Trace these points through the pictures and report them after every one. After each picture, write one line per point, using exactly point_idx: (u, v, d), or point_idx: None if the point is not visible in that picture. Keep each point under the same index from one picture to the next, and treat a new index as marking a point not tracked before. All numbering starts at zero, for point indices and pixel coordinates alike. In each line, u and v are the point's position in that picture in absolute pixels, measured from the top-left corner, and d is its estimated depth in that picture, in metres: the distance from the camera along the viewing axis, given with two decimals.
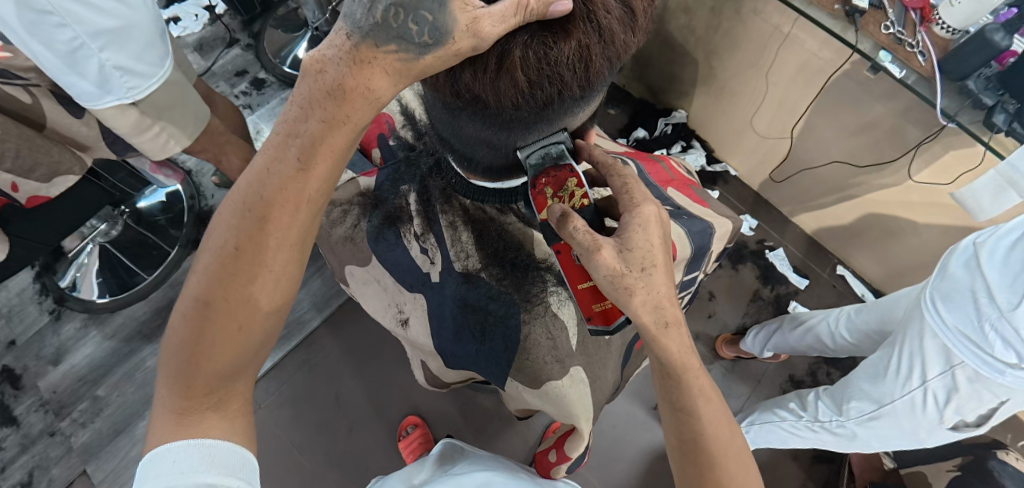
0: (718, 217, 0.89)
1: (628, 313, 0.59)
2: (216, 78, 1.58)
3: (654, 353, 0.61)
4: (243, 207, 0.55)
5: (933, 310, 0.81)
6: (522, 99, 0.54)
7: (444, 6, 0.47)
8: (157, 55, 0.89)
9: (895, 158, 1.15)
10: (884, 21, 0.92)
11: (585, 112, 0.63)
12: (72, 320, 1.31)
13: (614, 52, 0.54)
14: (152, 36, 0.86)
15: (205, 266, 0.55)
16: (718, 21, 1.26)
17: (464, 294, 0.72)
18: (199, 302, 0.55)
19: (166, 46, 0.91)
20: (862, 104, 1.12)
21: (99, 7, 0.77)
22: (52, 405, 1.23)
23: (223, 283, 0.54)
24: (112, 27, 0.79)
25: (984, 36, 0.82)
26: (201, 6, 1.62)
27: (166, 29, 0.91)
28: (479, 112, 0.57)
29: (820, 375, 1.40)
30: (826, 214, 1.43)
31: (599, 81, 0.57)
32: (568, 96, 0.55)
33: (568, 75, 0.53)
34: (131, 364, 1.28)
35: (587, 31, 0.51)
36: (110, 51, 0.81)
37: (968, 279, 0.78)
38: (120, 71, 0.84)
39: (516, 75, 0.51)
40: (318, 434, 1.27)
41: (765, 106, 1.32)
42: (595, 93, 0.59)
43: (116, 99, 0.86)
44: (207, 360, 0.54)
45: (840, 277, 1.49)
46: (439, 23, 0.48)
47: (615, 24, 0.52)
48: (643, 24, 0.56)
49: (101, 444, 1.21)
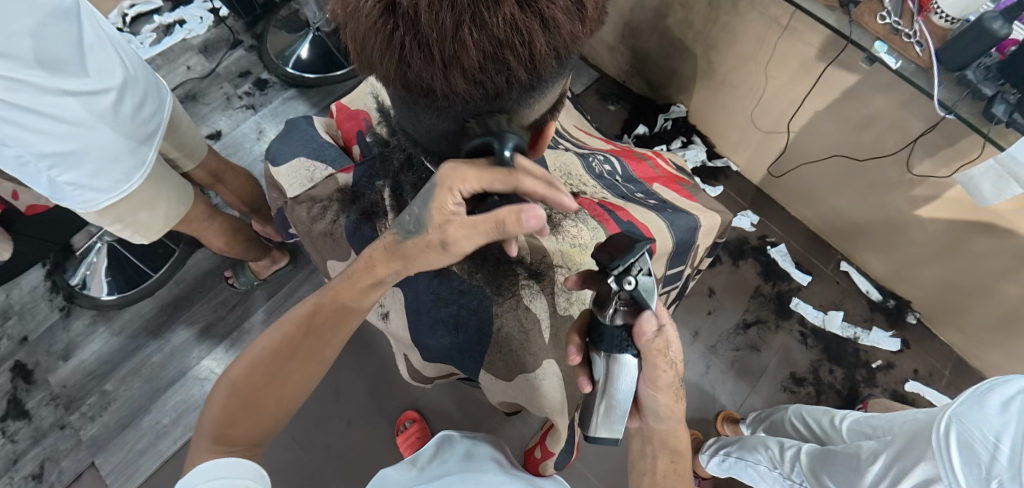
0: (706, 211, 0.88)
1: (666, 425, 0.67)
2: (219, 80, 1.61)
3: (667, 451, 0.69)
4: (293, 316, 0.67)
5: (943, 430, 0.76)
6: (473, 90, 0.53)
7: (430, 206, 0.59)
8: (122, 171, 0.89)
9: (897, 151, 1.12)
10: (880, 11, 0.91)
11: (545, 103, 0.61)
12: (81, 317, 1.34)
13: (562, 42, 0.52)
14: (117, 154, 0.87)
15: (262, 350, 0.66)
16: (715, 15, 1.25)
17: (436, 288, 0.70)
18: (242, 377, 0.65)
19: (140, 159, 0.92)
20: (863, 97, 1.10)
21: (48, 131, 0.78)
22: (62, 399, 1.27)
23: (266, 369, 0.65)
24: (63, 149, 0.81)
25: (983, 24, 0.80)
26: (206, 9, 1.66)
27: (138, 143, 0.91)
28: (431, 104, 0.56)
29: (822, 372, 1.38)
30: (829, 209, 1.40)
31: (551, 71, 0.55)
32: (518, 84, 0.54)
33: (514, 61, 0.51)
34: (138, 359, 1.32)
35: (528, 18, 0.49)
36: (62, 170, 0.83)
37: (998, 426, 0.72)
38: (73, 186, 0.85)
39: (465, 67, 0.51)
40: (317, 428, 1.29)
41: (765, 100, 1.30)
42: (550, 85, 0.57)
43: (69, 204, 0.88)
44: None
45: (844, 273, 1.46)
46: (423, 218, 0.60)
47: (559, 14, 0.50)
48: (593, 13, 0.54)
49: (107, 437, 1.24)
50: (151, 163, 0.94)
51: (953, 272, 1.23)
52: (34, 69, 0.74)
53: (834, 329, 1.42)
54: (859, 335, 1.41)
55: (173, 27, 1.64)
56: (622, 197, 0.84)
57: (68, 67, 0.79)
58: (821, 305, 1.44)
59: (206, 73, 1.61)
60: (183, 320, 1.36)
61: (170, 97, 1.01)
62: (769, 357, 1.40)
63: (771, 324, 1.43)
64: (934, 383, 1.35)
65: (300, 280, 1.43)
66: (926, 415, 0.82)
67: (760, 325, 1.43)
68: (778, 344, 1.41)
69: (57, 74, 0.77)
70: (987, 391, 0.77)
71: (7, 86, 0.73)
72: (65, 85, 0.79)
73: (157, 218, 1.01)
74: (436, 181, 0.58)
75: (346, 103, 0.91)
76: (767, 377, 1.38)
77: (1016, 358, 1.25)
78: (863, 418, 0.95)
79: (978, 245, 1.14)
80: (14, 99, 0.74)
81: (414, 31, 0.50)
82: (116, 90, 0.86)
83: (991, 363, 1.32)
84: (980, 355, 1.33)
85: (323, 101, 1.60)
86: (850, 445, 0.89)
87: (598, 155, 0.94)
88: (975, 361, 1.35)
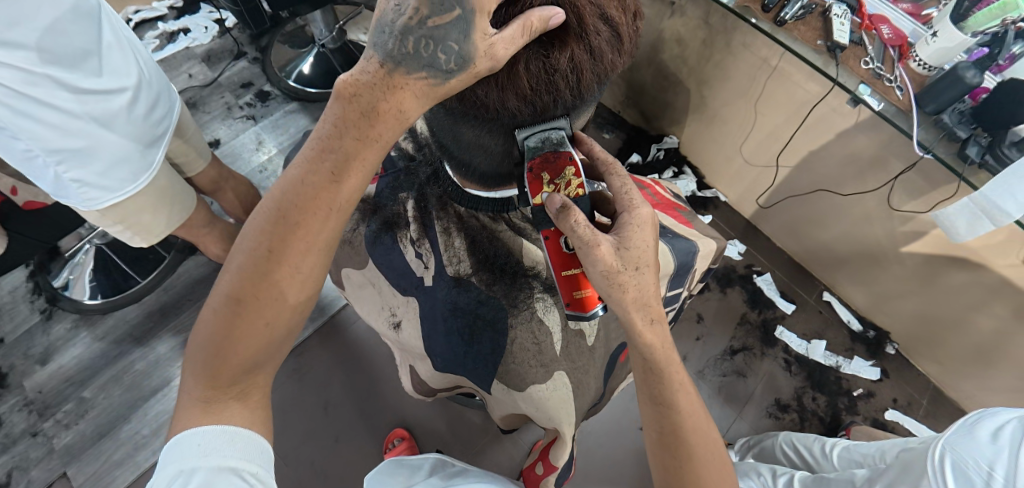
0: (702, 236, 0.92)
1: (616, 307, 0.60)
2: (221, 89, 1.62)
3: (651, 389, 0.61)
4: (268, 218, 0.54)
5: (937, 457, 0.78)
6: (522, 108, 0.56)
7: (467, 35, 0.49)
8: (129, 170, 0.89)
9: (877, 188, 1.19)
10: (863, 57, 0.99)
11: (575, 125, 0.64)
12: (63, 320, 1.31)
13: (602, 72, 0.56)
14: (125, 154, 0.87)
15: (233, 266, 0.55)
16: (709, 53, 1.32)
17: (455, 298, 0.72)
18: (230, 299, 0.54)
19: (148, 160, 0.92)
20: (846, 135, 1.17)
21: (60, 127, 0.78)
22: (36, 405, 1.22)
23: (253, 277, 0.54)
24: (74, 146, 0.81)
25: (957, 73, 0.88)
26: (212, 19, 1.69)
27: (146, 144, 0.91)
28: (479, 120, 0.58)
29: (805, 399, 1.42)
30: (813, 241, 1.47)
31: (590, 95, 0.59)
32: (561, 104, 0.57)
33: (563, 85, 0.54)
34: (120, 366, 1.28)
35: (579, 47, 0.53)
36: (70, 166, 0.82)
37: (991, 454, 0.73)
38: (78, 184, 0.85)
39: (520, 85, 0.53)
40: (303, 443, 1.26)
41: (754, 135, 1.37)
42: (585, 106, 0.61)
43: (72, 201, 0.87)
44: (234, 351, 0.55)
45: (826, 303, 1.52)
46: (464, 51, 0.50)
47: (605, 45, 0.54)
48: (627, 48, 0.58)
49: (82, 447, 1.20)
50: (158, 165, 0.94)
51: (929, 304, 1.29)
52: (52, 65, 0.75)
53: (817, 357, 1.46)
54: (841, 363, 1.45)
55: (177, 34, 1.67)
56: None
57: (85, 65, 0.79)
58: (805, 334, 1.49)
59: (208, 82, 1.62)
60: (169, 328, 1.33)
61: (179, 101, 1.01)
62: (754, 384, 1.43)
63: (757, 352, 1.47)
64: (912, 412, 1.39)
65: None
66: (922, 444, 0.84)
67: (746, 352, 1.47)
68: (764, 371, 1.44)
69: (73, 71, 0.78)
70: (974, 419, 0.80)
71: (27, 80, 0.73)
72: (82, 82, 0.79)
73: (158, 221, 1.00)
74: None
75: None
76: (753, 403, 1.41)
77: (991, 389, 1.30)
78: (854, 446, 0.98)
79: (952, 279, 1.20)
80: (34, 92, 0.74)
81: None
82: (130, 90, 0.87)
83: (967, 395, 1.37)
84: (957, 386, 1.38)
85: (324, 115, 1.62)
86: (843, 473, 0.92)
87: None
88: (952, 392, 1.40)
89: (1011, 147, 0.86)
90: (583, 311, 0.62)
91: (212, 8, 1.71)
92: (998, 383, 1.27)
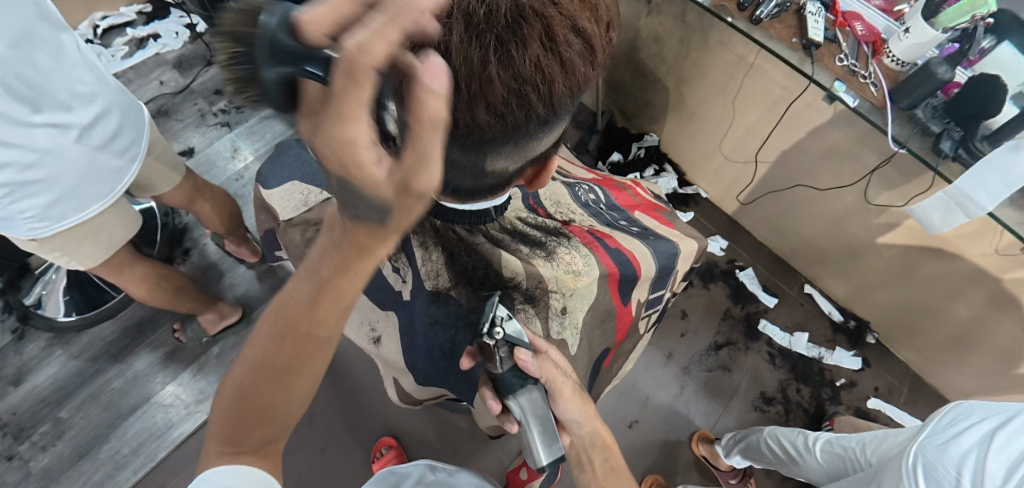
0: (683, 238, 0.92)
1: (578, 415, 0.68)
2: (194, 96, 1.58)
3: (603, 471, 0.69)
4: (279, 316, 0.51)
5: (911, 461, 0.79)
6: (493, 122, 0.52)
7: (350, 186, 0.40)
8: (81, 202, 0.83)
9: (854, 182, 1.21)
10: (838, 54, 0.99)
11: (548, 139, 0.61)
12: (36, 340, 1.28)
13: (574, 84, 0.53)
14: (79, 187, 0.81)
15: (251, 352, 0.53)
16: (687, 51, 1.32)
17: (434, 313, 0.71)
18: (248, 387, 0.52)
19: (103, 192, 0.86)
20: (824, 132, 1.18)
21: (13, 160, 0.71)
22: (11, 427, 1.19)
23: (272, 374, 0.52)
24: (25, 177, 0.74)
25: (929, 69, 0.88)
26: (182, 24, 1.65)
27: (103, 176, 0.85)
28: (448, 134, 0.54)
29: (790, 391, 1.43)
30: (789, 234, 1.49)
31: (563, 108, 0.56)
32: (533, 119, 0.54)
33: (534, 96, 0.51)
34: (97, 384, 1.25)
35: (547, 54, 0.50)
36: (19, 199, 0.75)
37: (960, 459, 0.74)
38: (27, 216, 0.77)
39: (489, 97, 0.50)
40: (288, 456, 1.24)
41: (732, 131, 1.38)
42: (559, 118, 0.58)
43: (14, 230, 0.79)
44: (253, 435, 0.52)
45: (808, 296, 1.54)
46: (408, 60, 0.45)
47: (576, 57, 0.51)
48: (602, 58, 0.55)
49: (61, 469, 1.17)
50: (116, 196, 0.89)
51: (906, 294, 1.32)
52: (12, 96, 0.68)
53: (800, 350, 1.48)
54: (823, 355, 1.47)
55: (146, 40, 1.63)
56: (611, 226, 0.86)
57: (49, 94, 0.73)
58: (787, 327, 1.51)
59: (180, 88, 1.58)
60: (147, 344, 1.30)
61: (150, 125, 0.95)
62: (739, 378, 1.44)
63: (741, 346, 1.48)
64: (893, 400, 1.42)
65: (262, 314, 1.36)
66: (899, 446, 0.85)
67: (730, 346, 1.48)
68: (748, 365, 1.46)
69: (35, 101, 0.71)
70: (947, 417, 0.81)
71: None
72: (40, 115, 0.72)
73: (99, 251, 0.91)
74: (325, 150, 0.38)
75: None
76: (738, 397, 1.42)
77: (968, 375, 1.33)
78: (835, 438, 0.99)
79: (929, 269, 1.22)
80: None
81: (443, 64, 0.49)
82: (94, 120, 0.81)
83: (945, 381, 1.39)
84: (935, 373, 1.40)
85: None
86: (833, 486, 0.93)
87: (583, 185, 0.94)
88: (931, 378, 1.42)
89: (983, 142, 0.88)
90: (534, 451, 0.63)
91: (182, 13, 1.67)
92: (975, 369, 1.30)
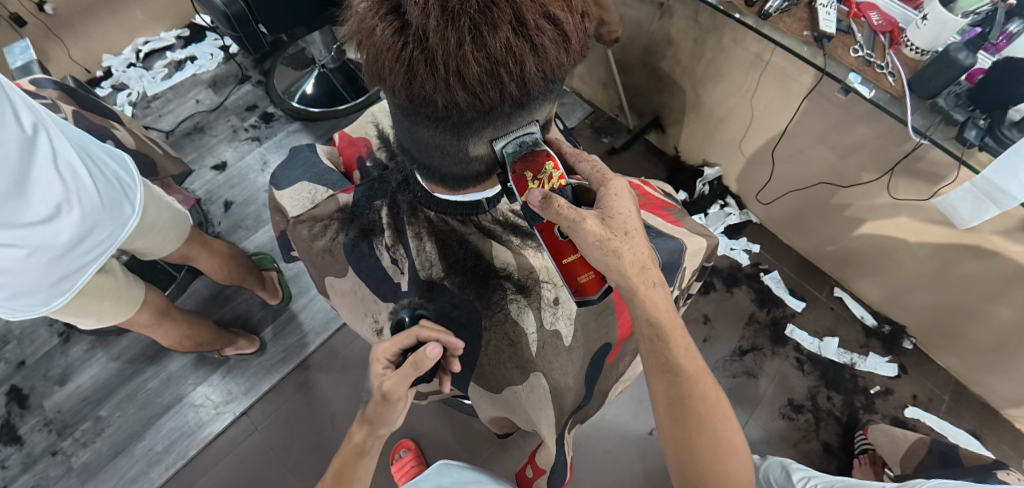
0: (691, 235, 0.91)
1: (617, 276, 0.64)
2: (227, 113, 1.67)
3: (644, 317, 0.65)
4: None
5: None
6: (471, 103, 0.55)
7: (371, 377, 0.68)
8: (41, 296, 0.80)
9: (878, 177, 1.16)
10: (852, 45, 0.97)
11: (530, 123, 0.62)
12: (80, 342, 1.36)
13: (548, 68, 0.55)
14: (38, 284, 0.79)
15: None
16: (701, 52, 1.31)
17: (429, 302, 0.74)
18: None
19: (67, 284, 0.82)
20: (846, 127, 1.14)
21: None
22: (56, 424, 1.27)
23: None
24: None
25: (949, 55, 0.84)
26: (217, 46, 1.76)
27: (67, 272, 0.81)
28: (432, 117, 0.57)
29: (820, 398, 1.37)
30: (814, 235, 1.44)
31: (539, 92, 0.58)
32: (508, 100, 0.56)
33: (507, 77, 0.53)
34: (133, 385, 1.32)
35: (518, 39, 0.52)
36: None
37: None
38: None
39: (465, 78, 0.52)
40: (309, 456, 1.26)
41: (751, 129, 1.36)
42: (538, 101, 0.59)
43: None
44: None
45: (838, 299, 1.48)
46: None
47: (548, 42, 0.53)
48: (577, 46, 0.57)
49: (99, 465, 1.23)
50: (78, 289, 0.84)
51: (943, 295, 1.25)
52: None
53: (830, 355, 1.42)
54: (855, 361, 1.41)
55: (184, 62, 1.74)
56: None
57: None
58: (816, 332, 1.45)
59: (214, 106, 1.68)
60: None
61: (133, 220, 0.90)
62: (765, 384, 1.39)
63: (767, 351, 1.43)
64: (934, 409, 1.34)
65: (285, 320, 1.41)
66: None
67: (755, 352, 1.43)
68: (774, 371, 1.41)
69: None
70: None
71: None
72: None
73: (89, 320, 0.90)
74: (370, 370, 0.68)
75: (348, 131, 0.95)
76: (765, 404, 1.37)
77: (1017, 382, 1.23)
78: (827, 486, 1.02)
79: (965, 268, 1.16)
80: None
81: (422, 47, 0.52)
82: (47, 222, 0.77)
83: (992, 388, 1.31)
84: (979, 380, 1.32)
85: (327, 134, 1.65)
86: None
87: None
88: (975, 385, 1.34)
89: (1012, 129, 0.82)
90: (589, 294, 0.65)
91: (217, 36, 1.78)
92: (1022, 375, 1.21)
